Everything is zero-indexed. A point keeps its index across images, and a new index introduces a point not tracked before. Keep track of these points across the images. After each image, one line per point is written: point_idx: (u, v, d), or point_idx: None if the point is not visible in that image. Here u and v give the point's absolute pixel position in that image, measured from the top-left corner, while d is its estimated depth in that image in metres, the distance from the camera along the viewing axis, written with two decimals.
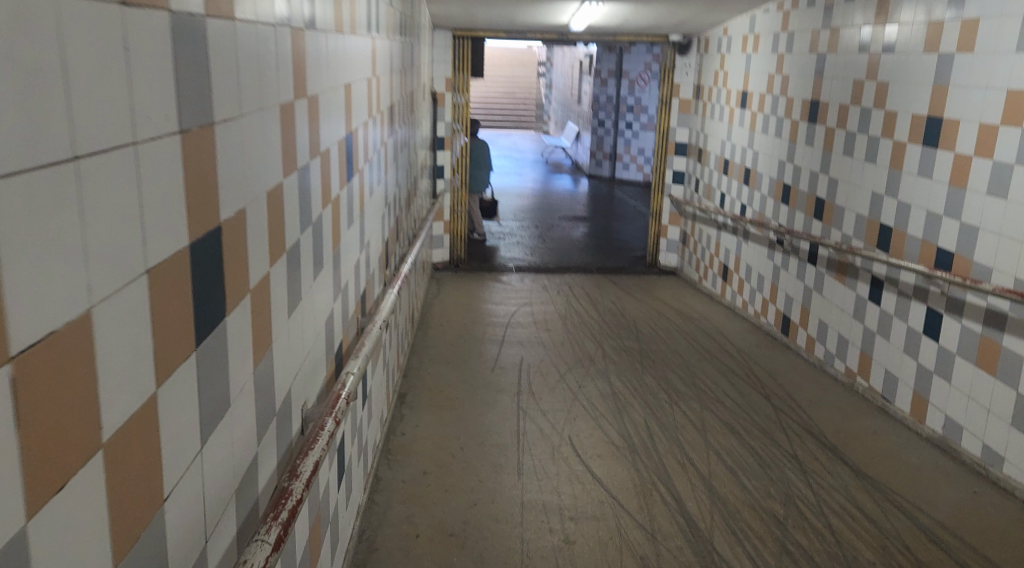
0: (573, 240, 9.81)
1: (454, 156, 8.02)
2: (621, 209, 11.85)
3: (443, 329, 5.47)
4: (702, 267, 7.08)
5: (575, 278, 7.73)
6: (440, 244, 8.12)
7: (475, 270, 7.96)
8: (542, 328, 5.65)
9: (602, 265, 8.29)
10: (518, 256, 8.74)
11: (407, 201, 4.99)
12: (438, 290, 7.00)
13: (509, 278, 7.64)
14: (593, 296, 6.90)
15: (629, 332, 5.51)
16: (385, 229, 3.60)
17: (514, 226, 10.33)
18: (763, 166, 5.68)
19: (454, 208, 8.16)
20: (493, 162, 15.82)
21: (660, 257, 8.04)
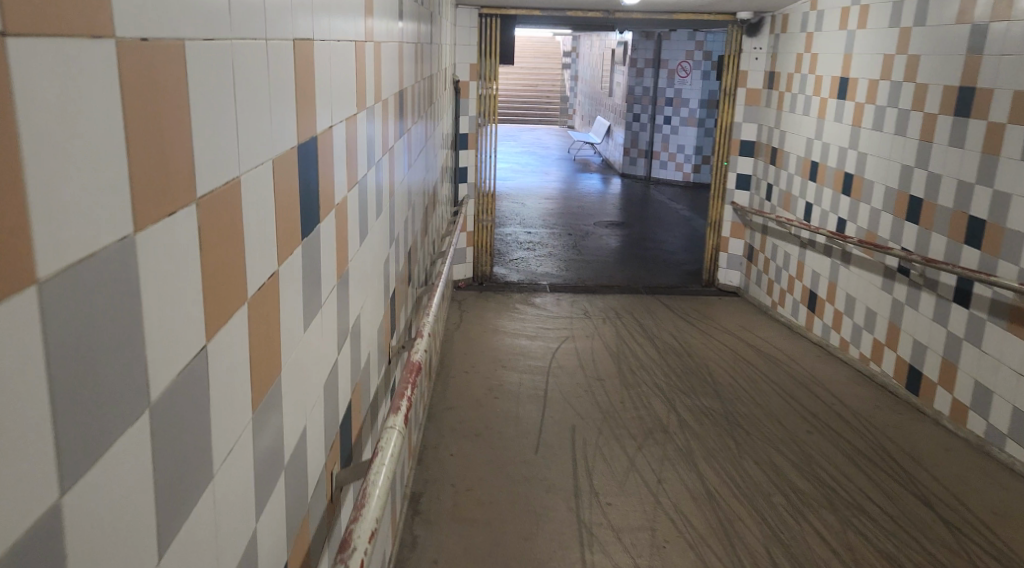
0: (610, 249, 8.64)
1: (478, 155, 6.89)
2: (661, 214, 10.66)
3: (468, 378, 4.31)
4: (776, 290, 5.92)
5: (619, 299, 6.58)
6: (461, 258, 7.02)
7: (502, 289, 6.83)
8: (592, 373, 4.48)
9: (648, 283, 7.15)
10: (550, 270, 7.60)
11: (425, 217, 3.84)
12: (459, 317, 5.88)
13: (541, 299, 6.50)
14: (646, 325, 5.73)
15: (704, 381, 4.33)
16: (392, 272, 2.46)
17: (542, 233, 9.18)
18: (873, 172, 4.49)
19: (479, 216, 7.04)
20: (516, 159, 14.68)
21: (719, 274, 6.89)
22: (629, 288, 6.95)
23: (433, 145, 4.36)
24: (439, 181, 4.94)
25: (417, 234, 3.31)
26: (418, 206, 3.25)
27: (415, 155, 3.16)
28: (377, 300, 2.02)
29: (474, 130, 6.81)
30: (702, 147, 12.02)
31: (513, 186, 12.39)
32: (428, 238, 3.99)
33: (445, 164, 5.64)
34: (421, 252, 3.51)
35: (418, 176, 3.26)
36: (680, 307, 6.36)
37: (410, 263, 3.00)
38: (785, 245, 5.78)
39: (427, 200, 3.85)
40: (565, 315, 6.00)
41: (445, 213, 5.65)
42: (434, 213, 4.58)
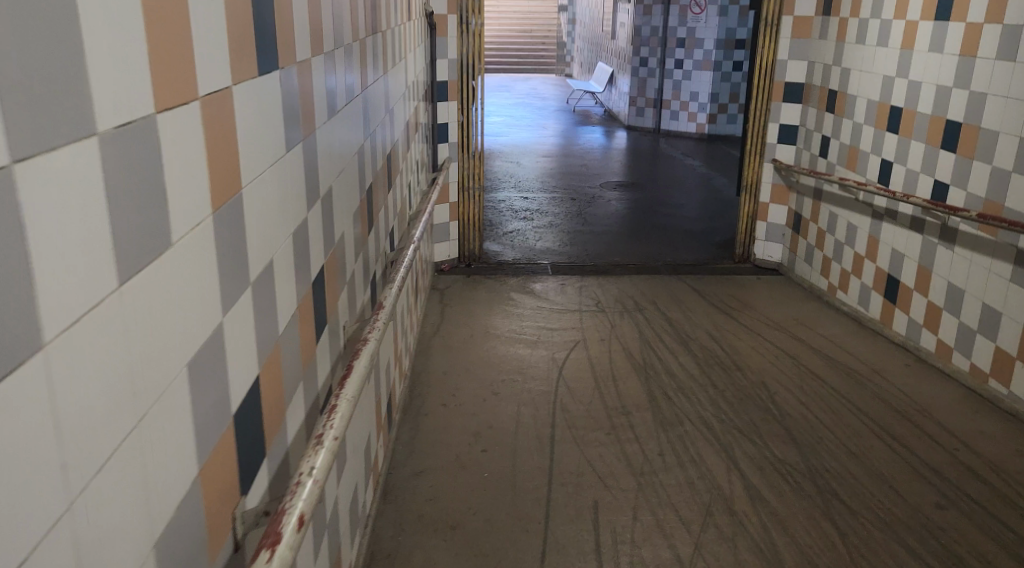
0: (621, 216, 7.47)
1: (461, 109, 5.64)
2: (674, 172, 9.42)
3: (445, 417, 3.18)
4: (834, 272, 4.77)
5: (635, 283, 5.45)
6: (445, 236, 5.87)
7: (495, 273, 5.70)
8: (614, 403, 3.33)
9: (670, 261, 6.00)
10: (551, 246, 6.44)
11: (377, 199, 2.66)
12: (440, 314, 4.75)
13: (543, 287, 5.37)
14: (675, 320, 4.57)
15: (767, 414, 3.18)
16: (272, 339, 1.30)
17: (541, 198, 7.98)
18: (996, 120, 3.29)
19: (465, 184, 5.84)
20: (510, 112, 13.35)
21: (756, 248, 5.74)
22: (646, 268, 5.78)
23: (391, 98, 3.15)
24: (404, 147, 3.72)
25: (353, 237, 2.14)
26: (349, 193, 2.06)
27: (340, 112, 1.96)
28: (161, 458, 0.88)
29: (456, 78, 5.56)
30: (719, 94, 10.71)
31: (506, 142, 11.14)
32: (383, 230, 2.81)
33: (416, 124, 4.43)
34: (364, 257, 2.34)
35: (348, 142, 2.06)
36: (712, 293, 5.22)
37: (331, 291, 1.83)
38: (847, 214, 4.59)
39: (376, 177, 2.65)
40: (572, 309, 4.85)
41: (419, 183, 4.44)
42: (398, 189, 3.38)
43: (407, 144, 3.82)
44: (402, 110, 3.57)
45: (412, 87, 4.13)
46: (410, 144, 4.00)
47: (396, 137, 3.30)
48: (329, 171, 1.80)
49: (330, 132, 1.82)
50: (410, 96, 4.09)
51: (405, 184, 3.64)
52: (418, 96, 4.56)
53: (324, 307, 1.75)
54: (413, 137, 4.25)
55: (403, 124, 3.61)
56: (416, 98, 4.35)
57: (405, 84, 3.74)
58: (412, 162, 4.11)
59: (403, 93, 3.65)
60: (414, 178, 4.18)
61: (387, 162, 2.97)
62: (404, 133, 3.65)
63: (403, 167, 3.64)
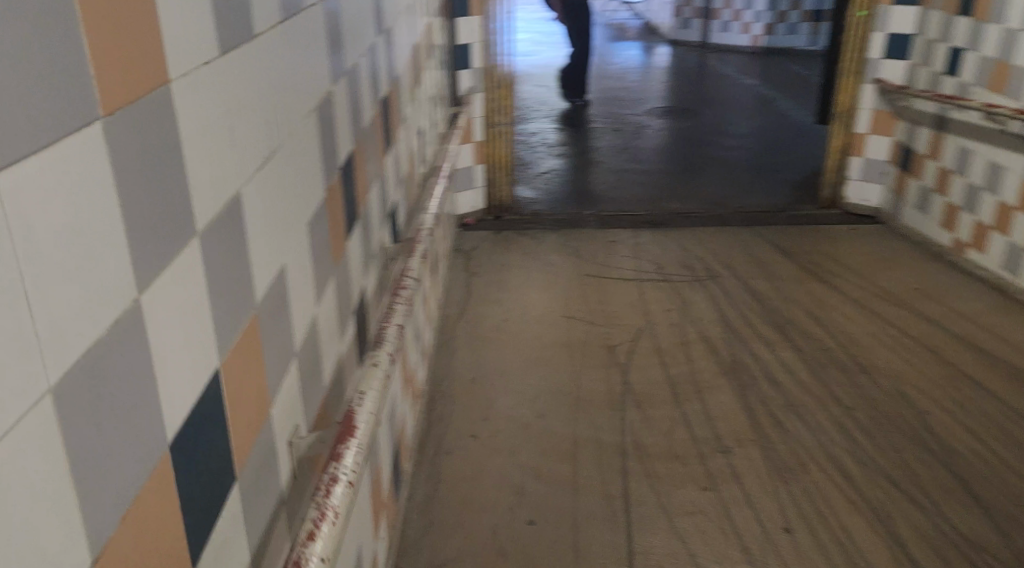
0: (672, 150, 6.50)
1: (487, 26, 4.64)
2: (727, 93, 8.36)
3: (477, 456, 2.36)
4: (964, 226, 3.90)
5: (700, 239, 4.56)
6: (470, 183, 4.97)
7: (532, 229, 4.84)
8: (704, 430, 2.45)
9: (738, 208, 5.08)
10: (596, 192, 5.53)
11: (371, 177, 1.77)
12: (466, 287, 3.91)
13: (589, 247, 4.50)
14: (761, 295, 3.67)
15: (921, 453, 2.32)
16: None
17: (579, 130, 6.99)
18: None
19: (493, 120, 4.88)
20: (535, 28, 12.18)
21: (849, 190, 4.82)
22: (710, 220, 4.87)
23: (392, 18, 2.23)
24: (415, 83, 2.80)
25: (318, 251, 1.26)
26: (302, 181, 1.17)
27: (277, 31, 1.06)
28: None
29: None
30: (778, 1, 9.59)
31: (534, 63, 10.03)
32: (382, 215, 1.92)
33: (431, 52, 3.50)
34: (346, 276, 1.46)
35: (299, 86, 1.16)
36: (796, 249, 4.30)
37: (256, 381, 0.96)
38: (988, 152, 3.65)
39: (369, 137, 1.75)
40: (629, 277, 3.98)
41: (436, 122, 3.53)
42: (406, 139, 2.47)
43: (419, 77, 2.91)
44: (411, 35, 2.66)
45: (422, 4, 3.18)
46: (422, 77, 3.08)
47: (401, 71, 2.39)
48: (240, 150, 0.91)
49: (240, 70, 0.91)
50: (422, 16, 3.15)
51: (416, 133, 2.73)
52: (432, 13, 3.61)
53: (233, 431, 0.89)
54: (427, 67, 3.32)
55: (411, 51, 2.69)
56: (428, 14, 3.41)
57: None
58: (427, 101, 3.19)
59: (411, 10, 2.74)
60: (430, 117, 3.27)
61: (387, 106, 2.06)
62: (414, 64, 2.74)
63: (414, 105, 2.73)
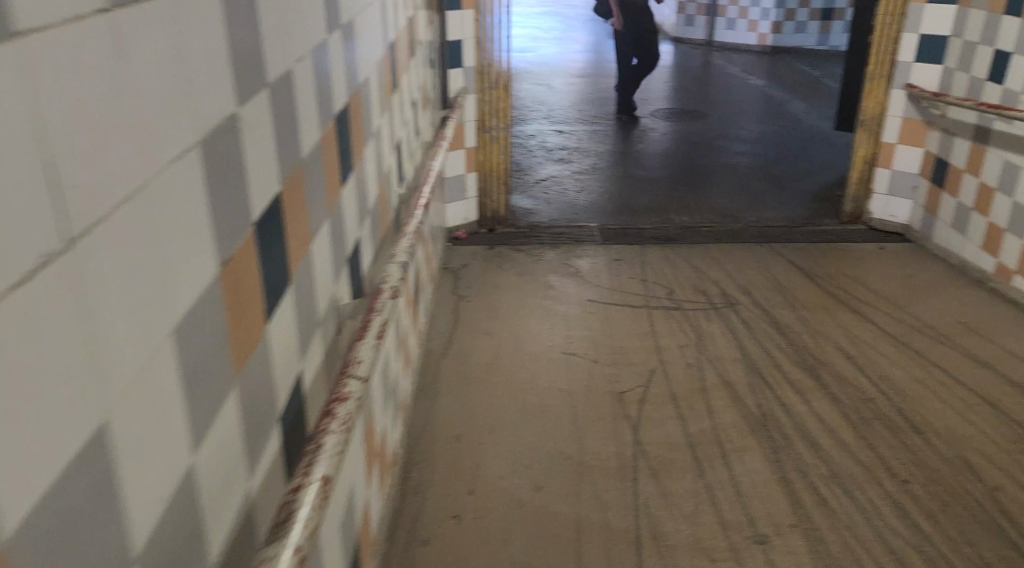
0: (679, 155, 6.08)
1: (480, 22, 4.23)
2: (734, 94, 7.94)
3: (459, 546, 1.96)
4: (1009, 250, 3.49)
5: (712, 257, 4.16)
6: (461, 193, 4.55)
7: (528, 244, 4.43)
8: (735, 513, 2.06)
9: (752, 222, 4.67)
10: (599, 202, 5.11)
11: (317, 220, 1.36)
12: (454, 314, 3.50)
13: (591, 266, 4.10)
14: (785, 326, 3.26)
15: (1005, 550, 1.93)
16: None
17: (581, 133, 6.56)
18: None
19: (486, 124, 4.46)
20: (534, 23, 11.77)
21: (873, 205, 4.43)
22: (722, 237, 4.45)
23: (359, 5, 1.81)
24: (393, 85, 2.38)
25: (198, 366, 0.85)
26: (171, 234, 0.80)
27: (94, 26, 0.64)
28: None
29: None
30: None
31: (532, 60, 9.60)
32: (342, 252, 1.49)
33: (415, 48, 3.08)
34: (267, 366, 1.04)
35: (169, 97, 0.78)
36: (819, 272, 3.90)
37: None
38: None
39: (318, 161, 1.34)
40: (635, 303, 3.57)
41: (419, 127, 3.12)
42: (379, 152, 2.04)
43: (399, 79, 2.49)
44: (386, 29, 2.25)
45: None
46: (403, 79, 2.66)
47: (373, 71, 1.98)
48: None
49: None
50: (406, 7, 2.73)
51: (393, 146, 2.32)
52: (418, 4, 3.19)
53: None
54: (410, 64, 2.91)
55: (387, 50, 2.27)
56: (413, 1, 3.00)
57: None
58: (407, 108, 2.77)
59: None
60: (411, 115, 2.85)
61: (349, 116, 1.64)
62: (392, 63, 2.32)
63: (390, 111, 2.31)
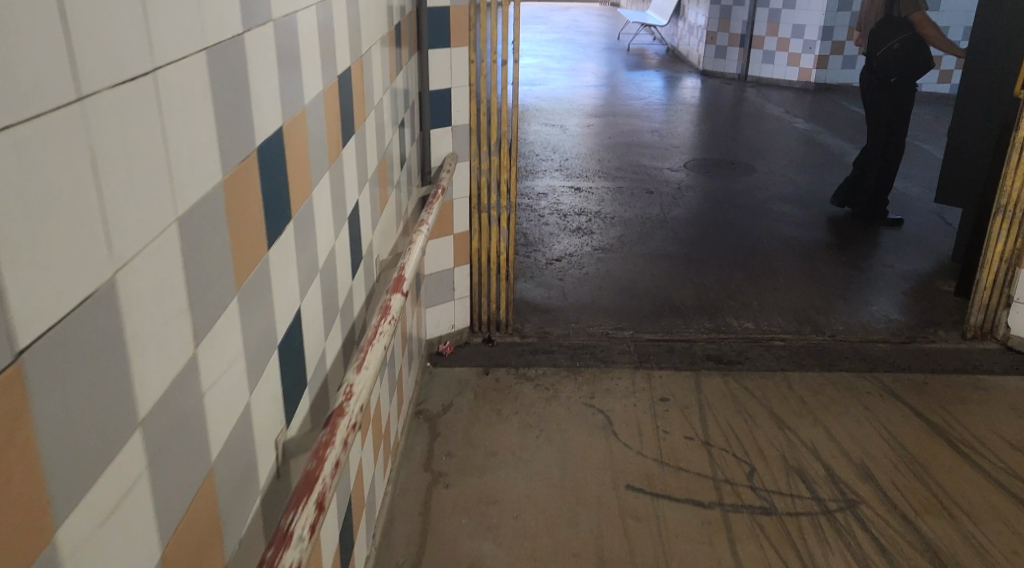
0: (727, 222, 4.90)
1: (475, 62, 3.08)
2: (778, 142, 6.78)
3: None
4: None
5: (797, 395, 2.98)
6: (449, 290, 3.35)
7: (539, 365, 3.24)
8: None
9: (839, 335, 3.48)
10: (632, 295, 3.93)
11: None
12: (425, 507, 2.32)
13: (628, 406, 2.92)
14: (949, 559, 2.10)
15: None
16: None
17: (602, 192, 5.40)
18: None
19: (483, 199, 3.30)
20: (545, 52, 10.67)
21: (1012, 319, 3.24)
22: (802, 361, 3.26)
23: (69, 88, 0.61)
24: (287, 209, 1.22)
25: None
26: None
27: None
28: None
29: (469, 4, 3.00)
30: (834, 28, 8.21)
31: (542, 95, 8.46)
32: None
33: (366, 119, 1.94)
34: None
35: None
36: (958, 435, 2.71)
37: None
38: None
39: None
40: (699, 490, 2.38)
41: (369, 241, 1.97)
42: (203, 404, 0.87)
43: (306, 188, 1.33)
44: (269, 109, 1.11)
45: (343, 30, 1.63)
46: (330, 185, 1.52)
47: (162, 228, 0.76)
48: None
49: None
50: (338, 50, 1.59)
51: (276, 340, 1.14)
52: (375, 45, 2.05)
53: None
54: (353, 145, 1.76)
55: (267, 154, 1.11)
56: (362, 38, 1.86)
57: (289, 23, 1.23)
58: (336, 226, 1.58)
59: (283, 45, 1.19)
60: (348, 235, 1.69)
61: None
62: (278, 171, 1.17)
63: (274, 267, 1.15)
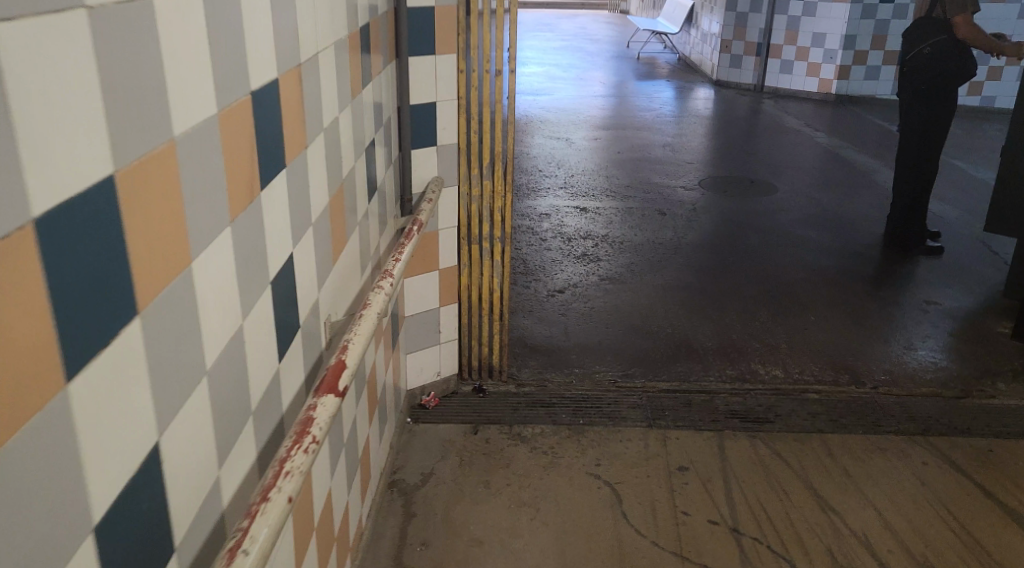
0: (747, 248, 4.47)
1: (465, 71, 2.66)
2: (798, 159, 6.34)
3: None
4: None
5: (840, 463, 2.54)
6: (435, 333, 2.92)
7: (538, 421, 2.82)
8: None
9: (882, 388, 3.03)
10: (643, 333, 3.49)
11: None
12: None
13: (642, 475, 2.49)
14: None
15: None
16: None
17: (610, 213, 4.97)
18: None
19: (475, 229, 2.88)
20: (551, 60, 10.27)
21: None
22: (843, 421, 2.80)
23: None
24: (133, 295, 0.79)
25: None
26: None
27: None
28: None
29: (458, 3, 2.57)
30: (856, 37, 7.79)
31: (547, 106, 8.05)
32: None
33: (311, 143, 1.51)
34: None
35: None
36: None
37: None
38: None
39: None
40: None
41: (313, 299, 1.54)
42: None
43: (182, 259, 0.91)
44: (81, 155, 0.70)
45: (264, 28, 1.21)
46: (232, 239, 1.08)
47: None
48: None
49: None
50: (256, 54, 1.16)
51: (93, 522, 0.73)
52: (327, 51, 1.63)
53: None
54: (284, 182, 1.33)
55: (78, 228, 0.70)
56: (302, 40, 1.43)
57: (144, 16, 0.81)
58: (251, 299, 1.16)
59: (126, 51, 0.78)
60: (271, 303, 1.26)
61: None
62: (110, 249, 0.75)
63: (95, 403, 0.72)
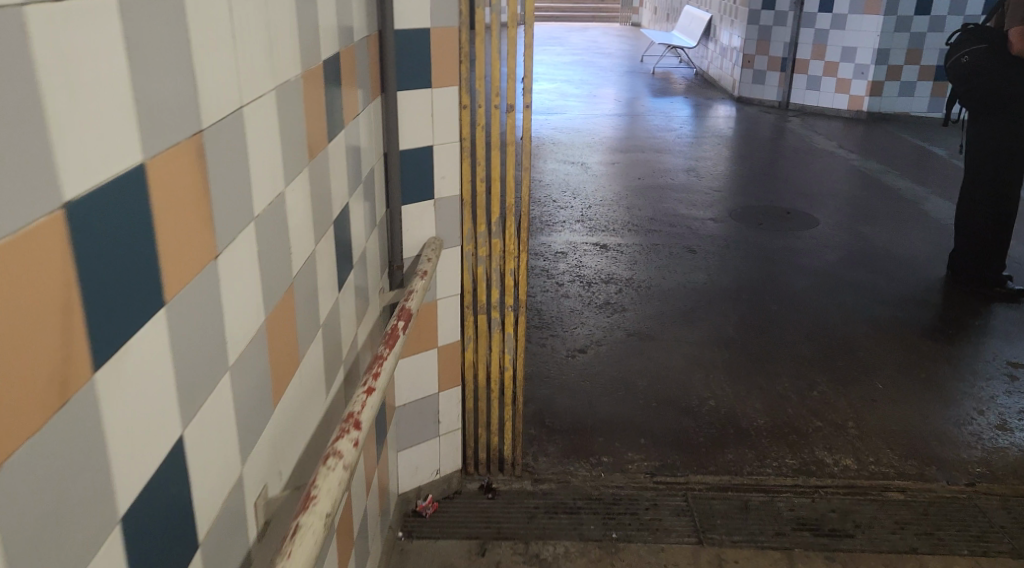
0: (789, 293, 3.93)
1: (469, 106, 2.13)
2: (835, 184, 5.80)
3: None
4: None
5: None
6: (435, 424, 2.40)
7: (559, 535, 2.29)
8: None
9: (980, 486, 2.48)
10: (679, 406, 2.96)
11: None
12: None
13: None
14: None
15: None
16: None
17: (633, 250, 4.44)
18: None
19: (482, 297, 2.36)
20: (562, 75, 9.78)
21: None
22: (941, 538, 2.26)
23: None
24: None
25: None
26: None
27: None
28: None
29: (459, 23, 2.06)
30: (891, 51, 7.25)
31: (559, 125, 7.55)
32: None
33: (233, 245, 0.99)
34: None
35: None
36: None
37: None
38: None
39: None
40: None
41: (234, 481, 1.01)
42: None
43: None
44: None
45: (110, 85, 0.69)
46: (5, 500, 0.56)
47: None
48: None
49: None
50: (86, 129, 0.65)
51: None
52: (264, 102, 1.11)
53: None
54: (167, 330, 0.81)
55: None
56: (212, 90, 0.91)
57: None
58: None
59: None
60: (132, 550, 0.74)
61: None
62: None
63: None
